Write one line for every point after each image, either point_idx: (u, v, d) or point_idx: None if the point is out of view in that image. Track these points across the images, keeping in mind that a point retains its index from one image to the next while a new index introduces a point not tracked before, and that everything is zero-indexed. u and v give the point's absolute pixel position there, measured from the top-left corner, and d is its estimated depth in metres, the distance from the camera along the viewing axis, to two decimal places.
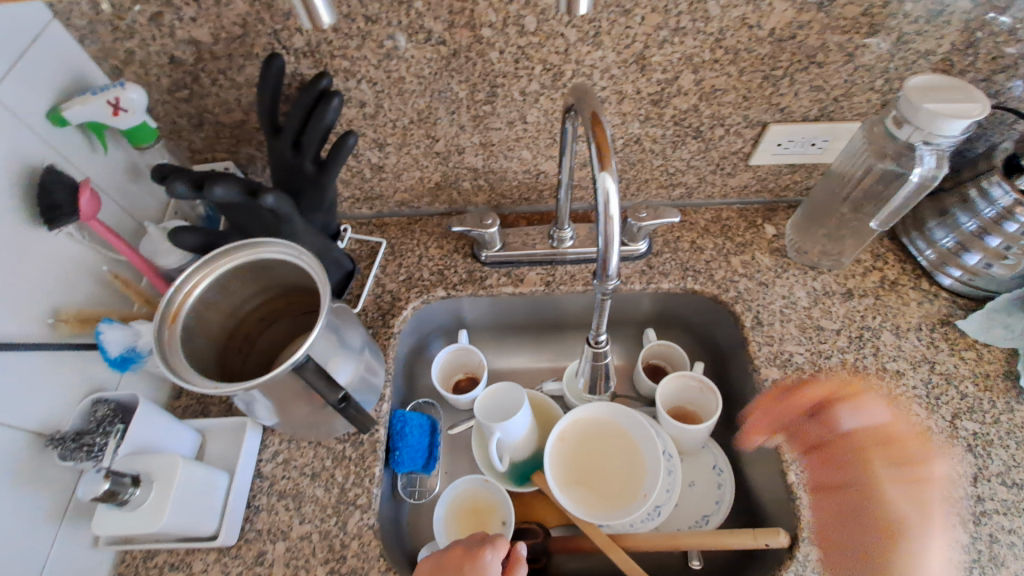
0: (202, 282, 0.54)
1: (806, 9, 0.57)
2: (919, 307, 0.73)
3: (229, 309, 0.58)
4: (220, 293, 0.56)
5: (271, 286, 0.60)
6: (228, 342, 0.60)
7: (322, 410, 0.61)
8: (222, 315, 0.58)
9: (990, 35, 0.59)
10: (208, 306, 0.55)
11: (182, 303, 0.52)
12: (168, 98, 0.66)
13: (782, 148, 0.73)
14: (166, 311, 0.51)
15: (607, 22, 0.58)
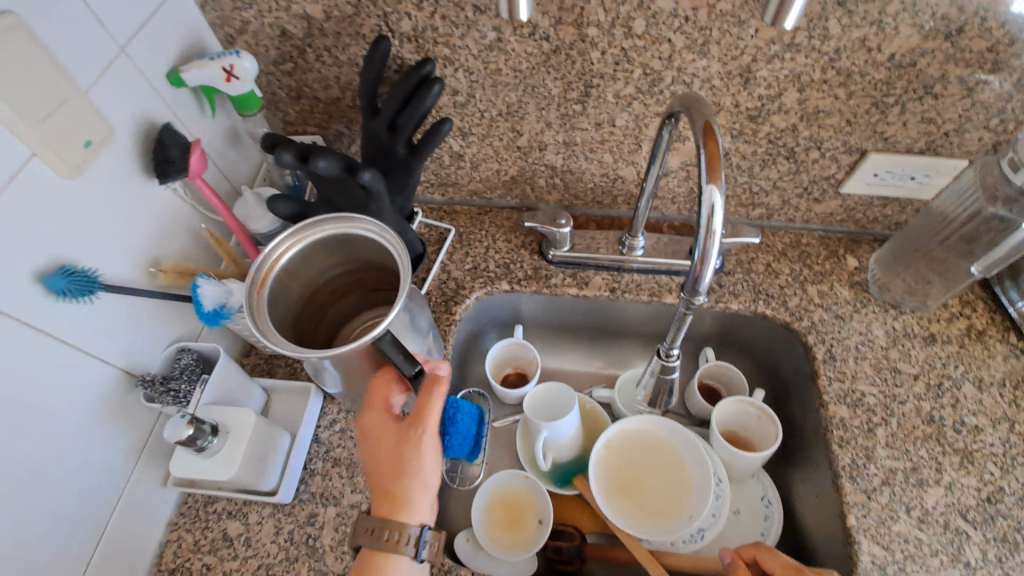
0: (295, 247, 0.56)
1: (932, 36, 0.54)
2: (1004, 362, 0.69)
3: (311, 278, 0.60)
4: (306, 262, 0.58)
5: (349, 261, 0.62)
6: (303, 309, 0.61)
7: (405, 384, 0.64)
8: (303, 283, 0.60)
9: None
10: (294, 273, 0.57)
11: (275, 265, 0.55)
12: (272, 70, 0.68)
13: (879, 179, 0.69)
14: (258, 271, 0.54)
15: (719, 32, 0.56)
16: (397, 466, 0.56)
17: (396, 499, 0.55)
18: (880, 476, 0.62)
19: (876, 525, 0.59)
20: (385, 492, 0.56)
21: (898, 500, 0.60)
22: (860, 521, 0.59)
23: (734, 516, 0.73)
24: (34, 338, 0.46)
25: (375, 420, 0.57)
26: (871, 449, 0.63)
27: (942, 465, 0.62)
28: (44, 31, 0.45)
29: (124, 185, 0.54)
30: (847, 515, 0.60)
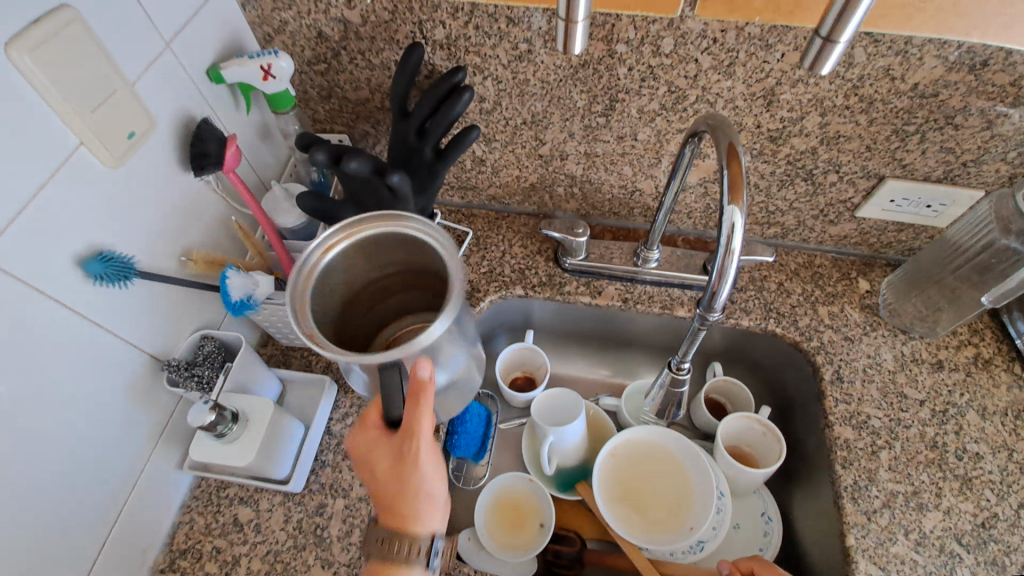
0: (344, 240, 0.55)
1: (957, 68, 0.55)
2: (1009, 391, 0.69)
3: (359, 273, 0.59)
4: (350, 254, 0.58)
5: (412, 263, 0.61)
6: (362, 290, 0.62)
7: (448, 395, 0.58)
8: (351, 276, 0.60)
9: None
10: (346, 264, 0.57)
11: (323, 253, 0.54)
12: (306, 69, 0.70)
13: (894, 205, 0.70)
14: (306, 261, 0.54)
15: (745, 54, 0.57)
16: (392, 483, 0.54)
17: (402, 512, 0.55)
18: (881, 498, 0.62)
19: (874, 546, 0.60)
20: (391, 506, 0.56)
21: (898, 523, 0.61)
22: (860, 542, 0.60)
23: (734, 530, 0.73)
24: (71, 319, 0.48)
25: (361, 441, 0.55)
26: (873, 472, 0.64)
27: (942, 491, 0.63)
28: (98, 25, 0.47)
29: (161, 175, 0.56)
30: (846, 535, 0.61)
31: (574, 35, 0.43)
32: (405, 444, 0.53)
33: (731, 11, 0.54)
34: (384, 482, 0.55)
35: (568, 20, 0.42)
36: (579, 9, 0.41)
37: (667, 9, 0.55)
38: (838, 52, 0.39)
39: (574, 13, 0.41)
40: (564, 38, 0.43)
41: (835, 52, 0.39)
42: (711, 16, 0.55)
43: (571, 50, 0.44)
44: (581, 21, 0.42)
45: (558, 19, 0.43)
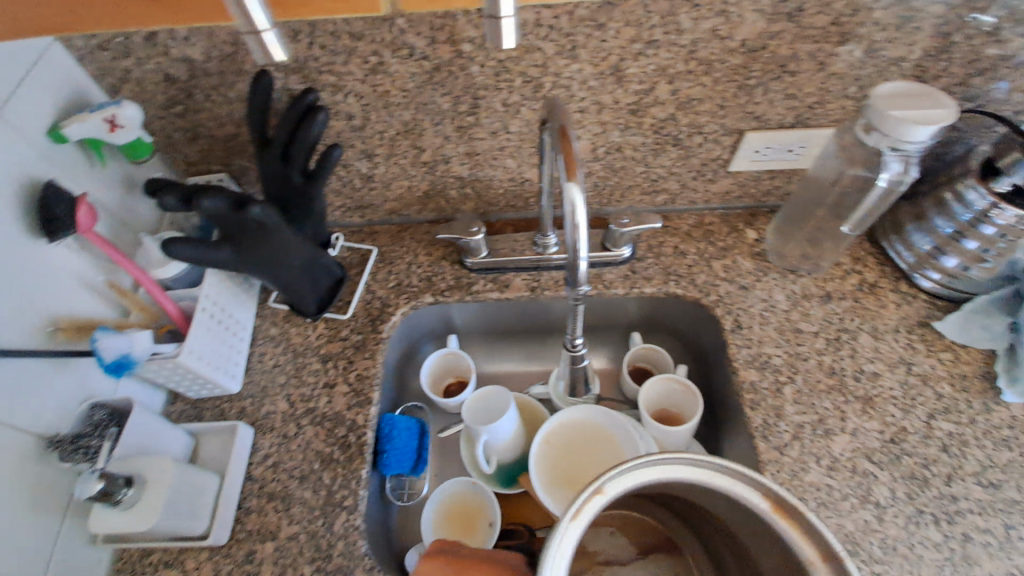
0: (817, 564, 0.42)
1: (776, 20, 0.57)
2: (898, 309, 0.73)
3: (749, 514, 0.48)
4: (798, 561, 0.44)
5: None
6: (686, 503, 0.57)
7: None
8: (743, 512, 0.48)
9: (967, 38, 0.59)
10: (754, 529, 0.48)
11: (821, 564, 0.42)
12: (163, 114, 0.68)
13: (760, 155, 0.74)
14: (796, 507, 0.44)
15: (583, 36, 0.59)
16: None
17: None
18: (790, 432, 0.66)
19: (789, 478, 0.63)
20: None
21: (808, 452, 0.64)
22: (776, 477, 0.63)
23: None
24: None
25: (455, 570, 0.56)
26: (780, 408, 0.67)
27: (845, 414, 0.66)
28: None
29: (9, 248, 0.53)
30: (764, 473, 0.64)
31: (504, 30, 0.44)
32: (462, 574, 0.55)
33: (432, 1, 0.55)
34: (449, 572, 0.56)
35: (254, 32, 0.42)
36: (258, 17, 0.41)
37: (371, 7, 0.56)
38: (511, 25, 0.44)
39: (256, 22, 0.42)
40: (258, 50, 0.43)
41: (508, 25, 0.44)
42: (419, 8, 0.56)
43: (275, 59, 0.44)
44: (268, 29, 0.42)
45: (245, 35, 0.43)
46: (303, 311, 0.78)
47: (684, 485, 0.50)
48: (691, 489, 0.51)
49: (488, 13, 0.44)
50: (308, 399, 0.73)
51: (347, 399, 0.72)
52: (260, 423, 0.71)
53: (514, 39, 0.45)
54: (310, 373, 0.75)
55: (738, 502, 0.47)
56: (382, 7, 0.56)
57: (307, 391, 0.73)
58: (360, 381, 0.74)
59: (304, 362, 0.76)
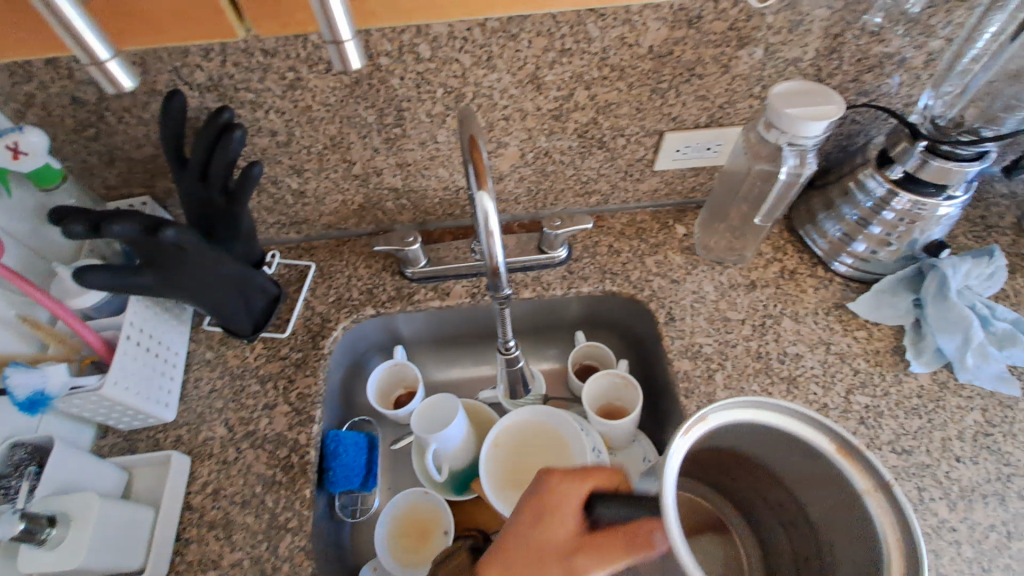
0: (870, 498, 0.41)
1: (678, 27, 0.60)
2: (816, 293, 0.78)
3: (808, 459, 0.45)
4: (852, 496, 0.43)
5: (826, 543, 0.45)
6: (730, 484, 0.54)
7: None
8: (798, 455, 0.46)
9: (854, 38, 0.63)
10: (811, 477, 0.46)
11: (878, 495, 0.41)
12: (74, 137, 0.66)
13: (681, 153, 0.77)
14: (855, 446, 0.43)
15: (498, 47, 0.61)
16: (520, 545, 0.49)
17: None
18: None
19: None
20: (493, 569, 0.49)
21: None
22: None
23: None
24: None
25: (564, 492, 0.48)
26: (712, 395, 0.70)
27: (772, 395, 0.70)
28: None
29: None
30: None
31: (348, 54, 0.43)
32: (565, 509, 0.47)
33: (285, 26, 0.56)
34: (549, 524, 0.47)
35: (96, 62, 0.41)
36: (98, 49, 0.41)
37: (226, 34, 0.56)
38: (354, 48, 0.44)
39: (96, 54, 0.41)
40: (105, 79, 0.43)
41: (351, 49, 0.43)
42: (272, 32, 0.56)
43: (123, 86, 0.44)
44: (111, 59, 0.42)
45: (85, 64, 0.42)
46: (238, 333, 0.76)
47: (744, 438, 0.48)
48: (749, 444, 0.49)
49: (328, 37, 0.42)
50: (247, 422, 0.71)
51: (288, 419, 0.71)
52: (197, 450, 0.69)
53: (360, 59, 0.44)
54: (250, 395, 0.73)
55: (797, 446, 0.45)
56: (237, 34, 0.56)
57: (246, 415, 0.72)
58: (302, 400, 0.73)
59: (243, 385, 0.74)
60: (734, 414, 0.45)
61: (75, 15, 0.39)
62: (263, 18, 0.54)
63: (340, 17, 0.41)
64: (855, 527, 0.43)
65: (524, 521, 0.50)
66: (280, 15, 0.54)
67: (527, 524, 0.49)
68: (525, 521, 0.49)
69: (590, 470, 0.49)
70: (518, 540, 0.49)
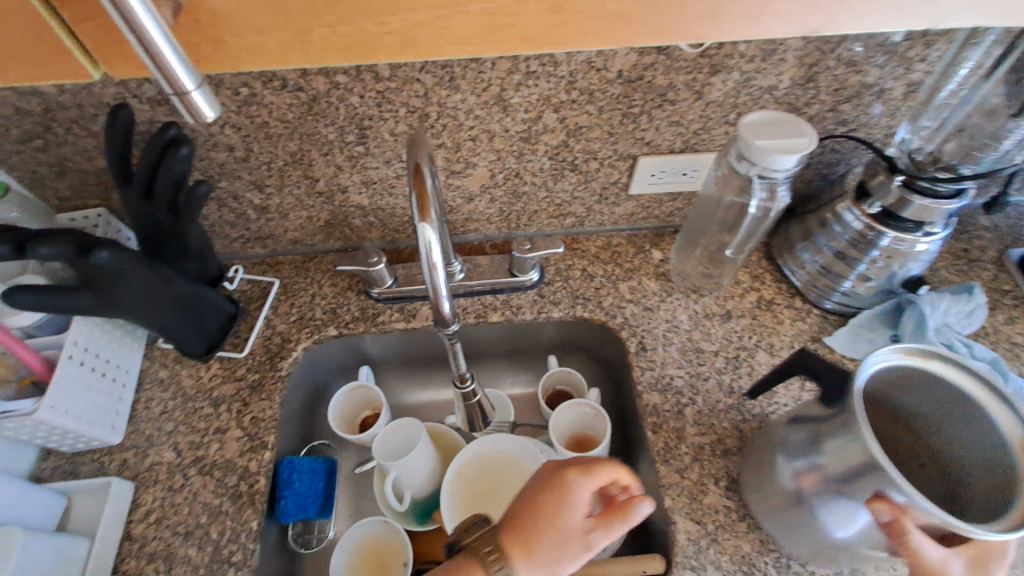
0: None
1: (647, 52, 0.58)
2: (792, 325, 0.75)
3: (992, 446, 0.48)
4: (1014, 476, 0.45)
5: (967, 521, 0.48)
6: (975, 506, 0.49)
7: (768, 489, 0.58)
8: (980, 434, 0.49)
9: (830, 67, 0.62)
10: (992, 469, 0.48)
11: None
12: (21, 148, 0.63)
13: (656, 178, 0.75)
14: None
15: (460, 68, 0.58)
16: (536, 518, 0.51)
17: (474, 563, 0.51)
18: (690, 455, 0.66)
19: (689, 502, 0.63)
20: (517, 543, 0.51)
21: (707, 473, 0.65)
22: (675, 501, 0.63)
23: None
24: None
25: (572, 481, 0.52)
26: (681, 430, 0.67)
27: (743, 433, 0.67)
28: None
29: None
30: (664, 498, 0.64)
31: (196, 105, 0.43)
32: (563, 492, 0.52)
33: (140, 66, 0.52)
34: (553, 515, 0.51)
35: None
36: None
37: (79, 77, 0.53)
38: (203, 97, 0.43)
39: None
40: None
41: (199, 98, 0.42)
42: (129, 74, 0.53)
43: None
44: None
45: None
46: (191, 353, 0.73)
47: (953, 417, 0.51)
48: (959, 429, 0.51)
49: (171, 89, 0.41)
50: (198, 446, 0.68)
51: (239, 445, 0.68)
52: (142, 476, 0.66)
53: (212, 108, 0.44)
54: (201, 418, 0.70)
55: (982, 420, 0.48)
56: (92, 75, 0.53)
57: (196, 439, 0.69)
58: (255, 424, 0.70)
59: (195, 407, 0.71)
60: (947, 369, 0.50)
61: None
62: (114, 59, 0.51)
63: (182, 73, 0.40)
64: (1003, 500, 0.45)
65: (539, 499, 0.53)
66: (127, 55, 0.51)
67: (547, 501, 0.52)
68: (542, 498, 0.53)
69: (601, 467, 0.54)
70: (534, 514, 0.52)
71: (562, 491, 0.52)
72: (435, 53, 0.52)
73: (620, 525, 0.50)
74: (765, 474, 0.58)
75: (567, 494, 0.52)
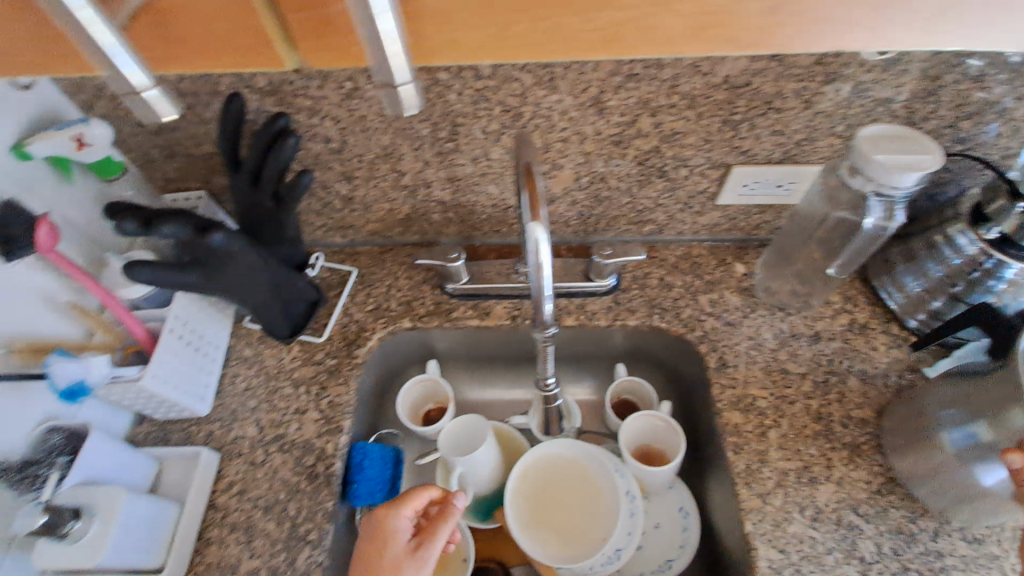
0: None
1: (759, 57, 0.56)
2: (887, 353, 0.71)
3: None
4: None
5: None
6: None
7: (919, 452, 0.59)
8: None
9: (955, 81, 0.57)
10: None
11: None
12: (139, 131, 0.67)
13: (748, 189, 0.72)
14: None
15: (562, 68, 0.58)
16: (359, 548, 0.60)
17: None
18: (773, 479, 0.63)
19: (771, 529, 0.61)
20: None
21: (791, 501, 0.62)
22: (757, 527, 0.61)
23: (655, 530, 0.75)
24: None
25: (389, 518, 0.59)
26: (764, 453, 0.65)
27: (831, 462, 0.64)
28: None
29: None
30: (744, 522, 0.62)
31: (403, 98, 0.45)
32: (384, 529, 0.58)
33: (341, 58, 0.49)
34: (383, 548, 0.57)
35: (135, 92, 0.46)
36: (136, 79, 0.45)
37: (275, 66, 0.50)
38: (410, 92, 0.44)
39: (137, 83, 0.45)
40: (147, 110, 0.47)
41: (406, 90, 0.44)
42: (329, 66, 0.51)
43: (164, 117, 0.48)
44: (149, 88, 0.46)
45: (128, 95, 0.46)
46: (276, 335, 0.76)
47: None
48: None
49: (380, 82, 0.44)
50: (278, 425, 0.71)
51: (317, 427, 0.71)
52: (227, 448, 0.70)
53: (416, 104, 0.46)
54: (282, 398, 0.73)
55: None
56: (286, 65, 0.50)
57: (277, 417, 0.72)
58: (332, 408, 0.72)
59: (276, 386, 0.74)
60: None
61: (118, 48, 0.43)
62: (318, 50, 0.48)
63: (400, 66, 0.43)
64: None
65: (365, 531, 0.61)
66: (330, 48, 0.48)
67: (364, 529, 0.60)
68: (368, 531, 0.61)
69: (409, 496, 0.60)
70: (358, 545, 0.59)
71: (384, 529, 0.58)
72: (631, 52, 0.48)
73: (442, 531, 0.57)
74: (917, 441, 0.59)
75: (387, 529, 0.58)
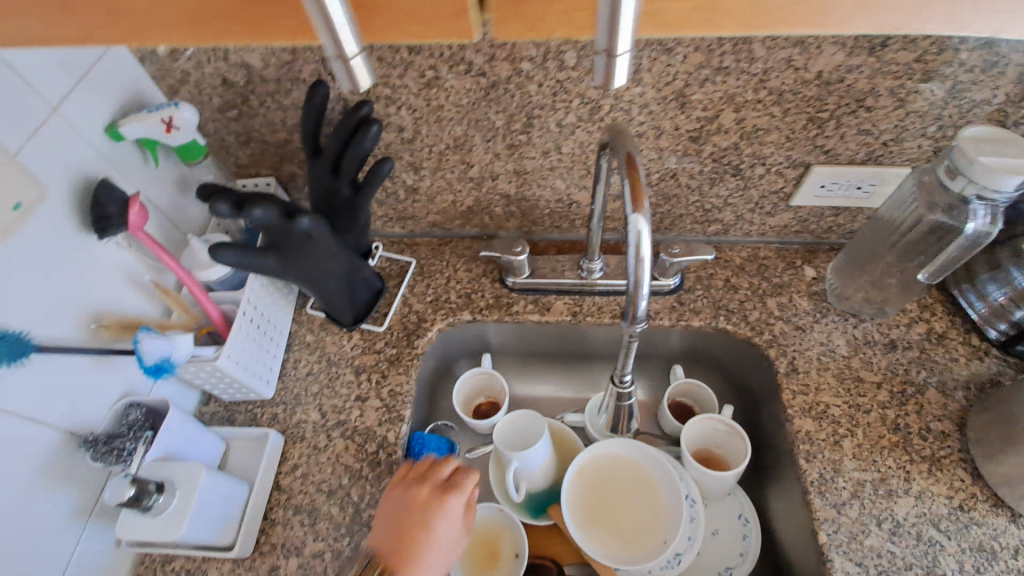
0: None
1: (857, 52, 0.54)
2: (967, 364, 0.68)
3: None
4: None
5: None
6: None
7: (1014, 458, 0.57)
8: None
9: None
10: None
11: None
12: (219, 116, 0.68)
13: (825, 190, 0.69)
14: None
15: (648, 60, 0.57)
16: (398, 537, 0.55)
17: None
18: (848, 490, 0.61)
19: (847, 541, 0.59)
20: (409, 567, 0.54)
21: (868, 513, 0.60)
22: (832, 538, 0.59)
23: (712, 536, 0.73)
24: None
25: (450, 502, 0.57)
26: (838, 462, 0.63)
27: (910, 474, 0.62)
28: None
29: (57, 241, 0.54)
30: (818, 532, 0.60)
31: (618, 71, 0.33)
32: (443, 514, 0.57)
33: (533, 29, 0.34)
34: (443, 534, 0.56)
35: (342, 58, 0.33)
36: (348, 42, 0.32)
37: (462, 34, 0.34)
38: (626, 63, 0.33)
39: (344, 47, 0.32)
40: (345, 78, 0.34)
41: (623, 64, 0.33)
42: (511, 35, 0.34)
43: (361, 88, 0.35)
44: (358, 56, 0.33)
45: (328, 57, 0.33)
46: (339, 321, 0.77)
47: None
48: None
49: (601, 48, 0.32)
50: (340, 411, 0.72)
51: (379, 415, 0.71)
52: (291, 431, 0.70)
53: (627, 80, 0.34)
54: (344, 384, 0.74)
55: None
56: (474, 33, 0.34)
57: (340, 403, 0.72)
58: (393, 397, 0.72)
59: (338, 372, 0.75)
60: None
61: (332, 1, 0.30)
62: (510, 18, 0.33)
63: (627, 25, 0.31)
64: None
65: (398, 515, 0.57)
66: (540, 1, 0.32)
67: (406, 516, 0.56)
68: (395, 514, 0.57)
69: (466, 479, 0.60)
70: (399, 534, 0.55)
71: (444, 514, 0.56)
72: None
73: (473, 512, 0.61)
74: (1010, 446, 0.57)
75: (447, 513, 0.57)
